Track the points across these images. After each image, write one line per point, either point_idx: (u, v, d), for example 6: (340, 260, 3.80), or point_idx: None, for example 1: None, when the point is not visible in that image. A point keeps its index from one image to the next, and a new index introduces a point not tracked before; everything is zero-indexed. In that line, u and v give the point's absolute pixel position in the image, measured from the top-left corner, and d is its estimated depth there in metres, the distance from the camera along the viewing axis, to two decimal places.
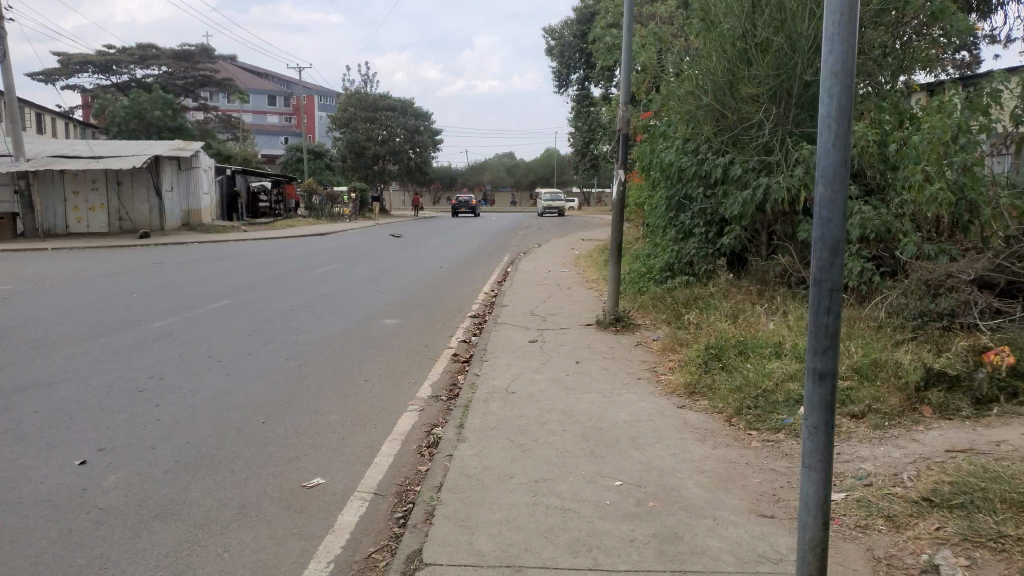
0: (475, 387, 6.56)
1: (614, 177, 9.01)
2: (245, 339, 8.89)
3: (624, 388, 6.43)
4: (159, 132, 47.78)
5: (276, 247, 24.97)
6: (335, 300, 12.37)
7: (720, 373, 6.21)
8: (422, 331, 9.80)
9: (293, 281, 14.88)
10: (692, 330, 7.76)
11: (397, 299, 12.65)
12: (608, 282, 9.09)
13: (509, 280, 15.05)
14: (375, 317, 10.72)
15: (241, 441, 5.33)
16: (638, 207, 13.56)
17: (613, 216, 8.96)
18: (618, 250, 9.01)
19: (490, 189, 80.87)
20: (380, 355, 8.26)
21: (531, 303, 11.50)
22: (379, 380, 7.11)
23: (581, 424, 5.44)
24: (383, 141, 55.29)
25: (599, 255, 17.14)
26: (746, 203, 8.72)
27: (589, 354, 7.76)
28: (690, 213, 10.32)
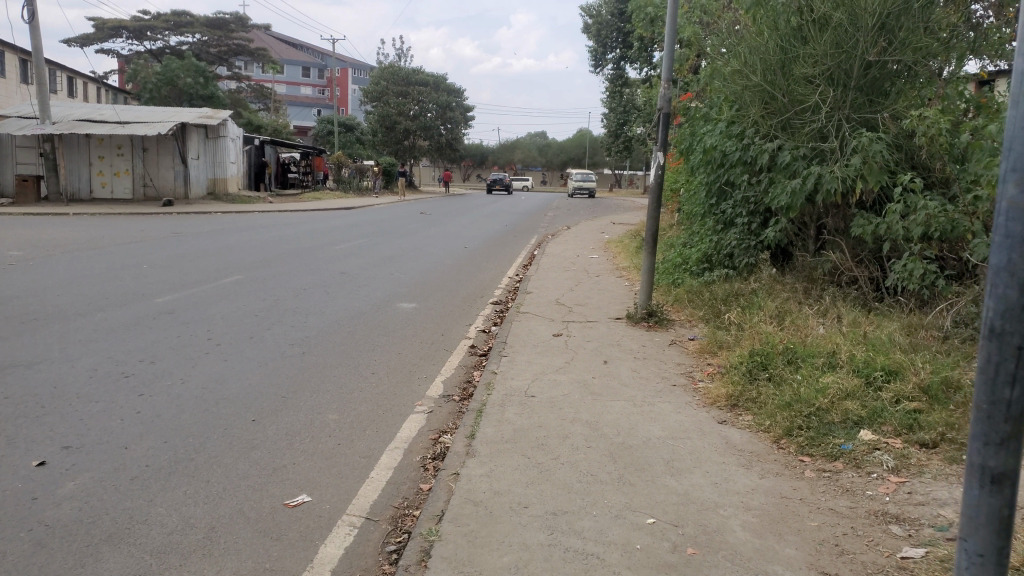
0: (490, 388, 5.91)
1: (652, 160, 8.25)
2: (250, 323, 8.36)
3: (657, 396, 5.74)
4: (190, 99, 47.61)
5: (299, 221, 24.53)
6: (352, 280, 11.81)
7: (766, 386, 5.47)
8: (438, 318, 9.17)
9: (311, 257, 14.34)
10: (732, 331, 7.02)
11: (416, 281, 12.05)
12: (642, 274, 8.38)
13: (535, 265, 14.33)
14: (390, 301, 10.12)
15: (224, 445, 4.78)
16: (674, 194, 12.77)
17: (648, 203, 8.22)
18: (653, 240, 8.27)
19: (521, 169, 79.92)
20: (391, 345, 7.64)
21: (557, 292, 10.81)
22: (386, 374, 6.50)
23: (608, 440, 4.78)
24: (414, 116, 54.57)
25: (631, 242, 16.33)
26: (796, 194, 7.90)
27: (618, 354, 7.08)
28: (731, 201, 9.52)
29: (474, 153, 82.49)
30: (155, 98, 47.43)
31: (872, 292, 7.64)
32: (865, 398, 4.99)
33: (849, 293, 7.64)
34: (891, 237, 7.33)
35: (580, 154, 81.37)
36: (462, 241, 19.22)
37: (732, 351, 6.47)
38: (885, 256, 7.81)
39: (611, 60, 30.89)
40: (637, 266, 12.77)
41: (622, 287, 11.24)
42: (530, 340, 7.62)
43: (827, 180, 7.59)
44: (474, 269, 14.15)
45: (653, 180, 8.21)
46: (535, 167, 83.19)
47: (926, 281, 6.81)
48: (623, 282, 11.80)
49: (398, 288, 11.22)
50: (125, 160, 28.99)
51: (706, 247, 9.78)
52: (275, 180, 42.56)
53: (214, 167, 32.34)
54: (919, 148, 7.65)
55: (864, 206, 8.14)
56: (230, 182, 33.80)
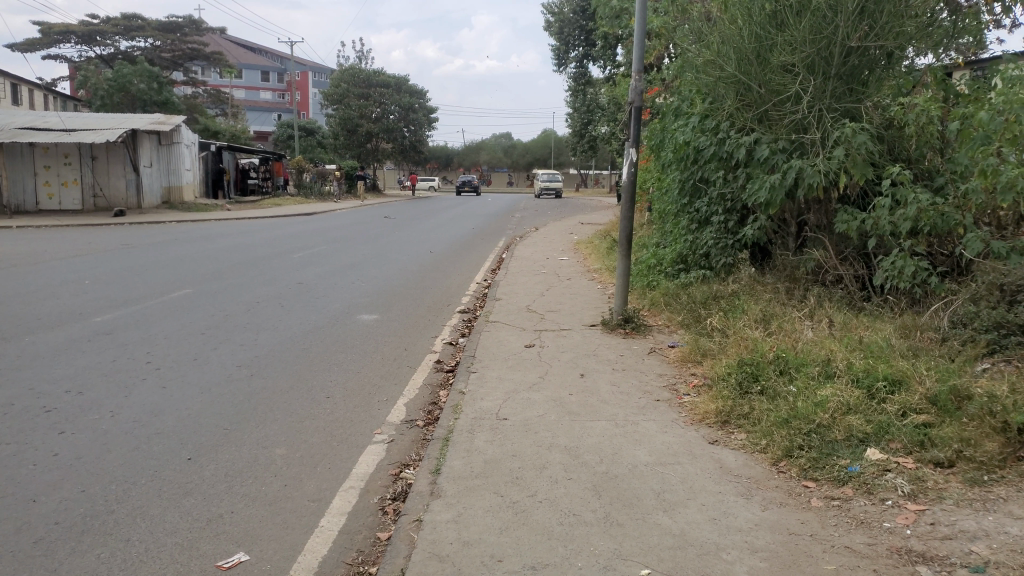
0: (457, 411, 5.37)
1: (625, 156, 7.78)
2: (195, 343, 7.73)
3: (640, 414, 5.24)
4: (144, 106, 46.32)
5: (258, 228, 23.75)
6: (309, 291, 11.18)
7: (759, 401, 4.99)
8: (401, 331, 8.58)
9: (267, 267, 13.64)
10: (716, 337, 6.56)
11: (378, 290, 11.47)
12: (616, 278, 7.91)
13: (503, 269, 13.79)
14: (350, 313, 9.52)
15: (153, 493, 4.23)
16: (646, 192, 12.34)
17: (621, 203, 7.75)
18: (628, 242, 7.81)
19: (487, 170, 79.39)
20: (349, 363, 7.06)
21: (528, 297, 10.30)
22: (342, 398, 5.93)
23: (590, 470, 4.28)
24: (376, 119, 53.77)
25: (601, 242, 15.87)
26: (776, 189, 7.48)
27: (595, 365, 6.57)
28: (706, 199, 9.09)
29: (439, 155, 81.73)
30: (108, 105, 46.04)
31: (858, 292, 7.25)
32: (868, 411, 4.53)
33: (835, 293, 7.24)
34: (877, 233, 6.94)
35: (545, 154, 81.05)
36: (427, 245, 18.60)
37: (717, 360, 6.01)
38: (870, 252, 7.43)
39: (573, 58, 30.45)
40: (609, 268, 12.30)
41: (595, 291, 10.75)
42: (499, 353, 7.09)
43: (808, 174, 7.18)
44: (439, 274, 13.57)
45: (626, 178, 7.73)
46: (500, 167, 82.69)
47: (918, 280, 6.38)
48: (595, 285, 11.32)
49: (359, 298, 10.62)
50: (74, 169, 27.85)
51: (681, 247, 9.35)
52: (234, 186, 41.48)
53: (168, 174, 31.27)
54: (903, 138, 7.27)
55: (846, 200, 7.75)
56: (186, 190, 32.75)
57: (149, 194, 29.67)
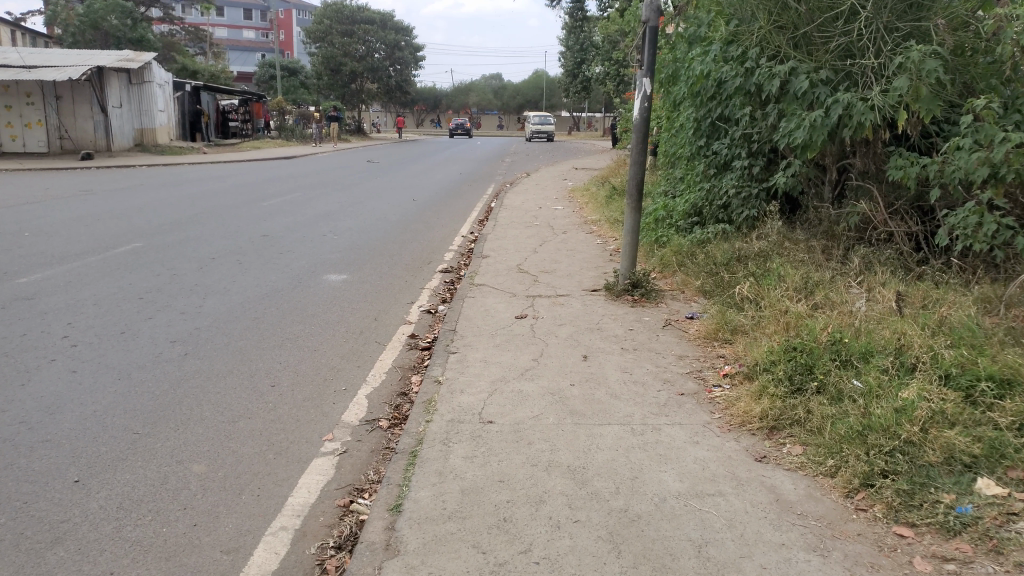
0: (431, 410, 4.23)
1: (638, 88, 6.52)
2: (126, 312, 6.54)
3: (662, 415, 4.12)
4: (115, 43, 44.07)
5: (232, 173, 22.32)
6: (274, 246, 9.96)
7: (819, 403, 3.86)
8: (373, 295, 7.41)
9: (232, 218, 12.36)
10: (747, 310, 5.45)
11: (352, 245, 10.26)
12: (624, 235, 6.75)
13: (492, 220, 12.57)
14: (316, 273, 8.34)
15: (8, 539, 3.07)
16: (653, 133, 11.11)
17: (633, 145, 6.54)
18: (639, 192, 6.61)
19: (477, 113, 77.35)
20: (306, 338, 5.90)
21: (520, 255, 9.11)
22: (291, 388, 4.79)
23: (603, 507, 3.17)
24: (361, 57, 51.58)
25: (599, 190, 14.67)
26: (817, 129, 6.29)
27: (600, 345, 5.44)
28: (728, 140, 7.89)
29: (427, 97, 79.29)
30: (79, 41, 43.86)
31: (910, 251, 6.14)
32: (971, 425, 3.42)
33: (884, 252, 6.13)
34: (940, 181, 5.78)
35: (536, 96, 78.74)
36: (410, 193, 17.31)
37: (755, 343, 4.87)
38: (926, 205, 6.29)
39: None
40: (610, 219, 11.10)
41: (594, 247, 9.57)
42: (485, 327, 5.93)
43: (857, 110, 5.98)
44: (421, 226, 12.35)
45: (638, 115, 6.50)
46: (491, 110, 80.43)
47: (997, 240, 5.26)
48: (594, 240, 10.13)
49: (329, 255, 9.42)
50: (36, 109, 26.13)
51: (698, 197, 8.22)
52: (213, 128, 39.66)
53: (139, 115, 29.55)
54: (973, 68, 6.06)
55: (897, 142, 6.58)
56: (160, 131, 31.06)
57: (118, 136, 28.02)
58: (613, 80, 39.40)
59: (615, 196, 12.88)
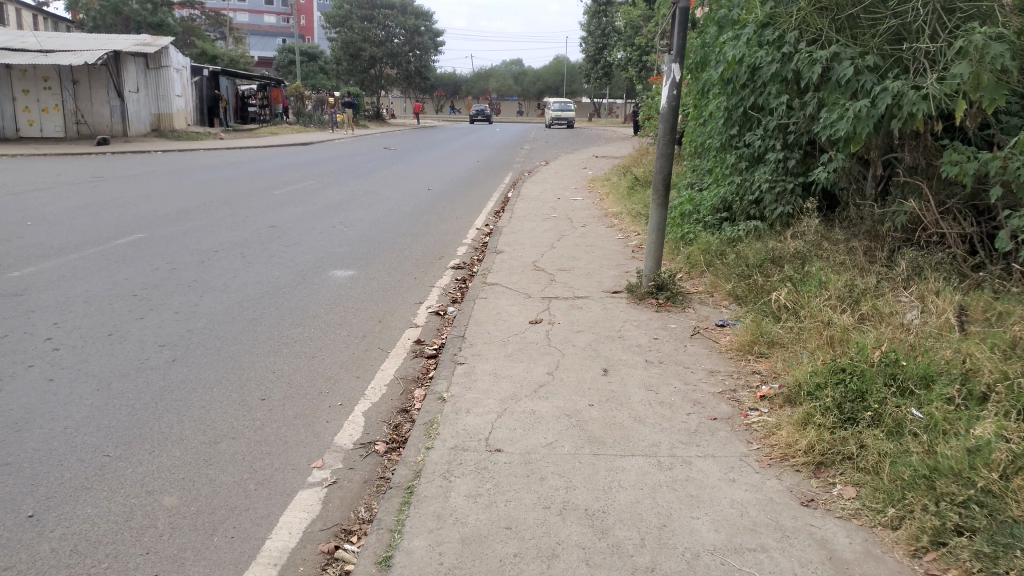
0: (433, 433, 3.78)
1: (667, 74, 6.00)
2: (117, 310, 6.15)
3: (692, 444, 3.66)
4: (135, 28, 43.91)
5: (247, 159, 22.00)
6: (280, 239, 9.56)
7: (874, 436, 3.37)
8: (380, 294, 6.98)
9: (240, 208, 11.99)
10: (784, 321, 4.96)
11: (362, 237, 9.84)
12: (649, 233, 6.26)
13: (508, 212, 12.09)
14: (322, 268, 7.92)
15: None
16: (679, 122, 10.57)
17: (660, 137, 6.04)
18: (666, 187, 6.12)
19: (497, 99, 76.69)
20: (304, 343, 5.47)
21: (537, 251, 8.64)
22: (283, 403, 4.37)
23: (627, 564, 2.72)
24: (380, 42, 51.12)
25: (619, 181, 14.16)
26: (862, 120, 5.75)
27: (622, 356, 4.97)
28: (761, 131, 7.35)
29: (447, 82, 78.72)
30: (100, 25, 43.72)
31: (964, 256, 5.60)
32: None
33: (934, 256, 5.60)
34: (1000, 180, 5.23)
35: (557, 82, 77.86)
36: (426, 182, 16.88)
37: (795, 360, 4.38)
38: (982, 204, 5.74)
39: None
40: (632, 212, 10.58)
41: (615, 243, 9.07)
42: (497, 333, 5.47)
43: (908, 100, 5.43)
44: (435, 218, 11.91)
45: (667, 103, 5.99)
46: (511, 97, 79.73)
47: None
48: (615, 234, 9.64)
49: (337, 248, 9.01)
50: (53, 93, 25.95)
51: (727, 192, 7.70)
52: (232, 113, 39.43)
53: (156, 100, 29.31)
54: None
55: (950, 135, 6.01)
56: (177, 116, 30.83)
57: (135, 121, 27.81)
58: (636, 66, 38.68)
59: (637, 187, 12.34)
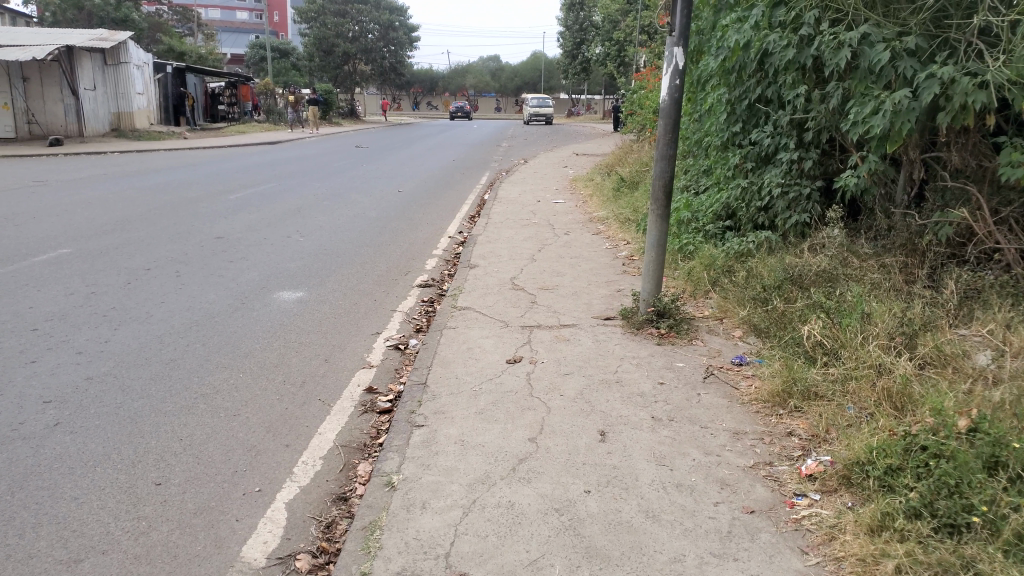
0: (372, 547, 2.78)
1: (668, 59, 5.01)
2: (5, 351, 5.06)
3: (727, 558, 2.68)
4: (97, 24, 42.29)
5: (208, 160, 20.80)
6: (225, 253, 8.46)
7: (987, 555, 2.41)
8: (330, 323, 5.94)
9: (188, 216, 10.86)
10: (825, 368, 4.03)
11: (318, 249, 8.77)
12: (647, 250, 5.29)
13: (484, 217, 11.08)
14: (265, 290, 6.87)
15: None
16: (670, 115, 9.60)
17: (661, 136, 5.07)
18: (666, 196, 5.15)
19: (474, 96, 75.63)
20: (227, 395, 4.43)
21: (515, 265, 7.63)
22: (181, 491, 3.33)
23: None
24: (353, 38, 49.77)
25: (604, 181, 13.22)
26: (900, 115, 4.81)
27: (620, 411, 3.98)
28: (771, 127, 6.40)
29: (423, 79, 77.39)
30: (59, 21, 41.90)
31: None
32: None
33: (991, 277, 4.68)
34: None
35: (535, 78, 76.82)
36: (396, 183, 15.81)
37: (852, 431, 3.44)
38: None
39: None
40: (619, 218, 9.60)
41: (602, 254, 8.08)
42: (466, 377, 4.46)
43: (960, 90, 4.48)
44: (403, 225, 10.85)
45: (668, 94, 5.01)
46: (488, 93, 78.62)
47: None
48: (602, 243, 8.68)
49: (288, 263, 7.96)
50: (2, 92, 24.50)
51: (731, 197, 6.77)
52: (199, 112, 37.98)
53: (115, 98, 27.87)
54: None
55: (1001, 130, 5.07)
56: (139, 115, 29.43)
57: (92, 120, 26.37)
58: (613, 61, 37.84)
59: (623, 189, 11.37)
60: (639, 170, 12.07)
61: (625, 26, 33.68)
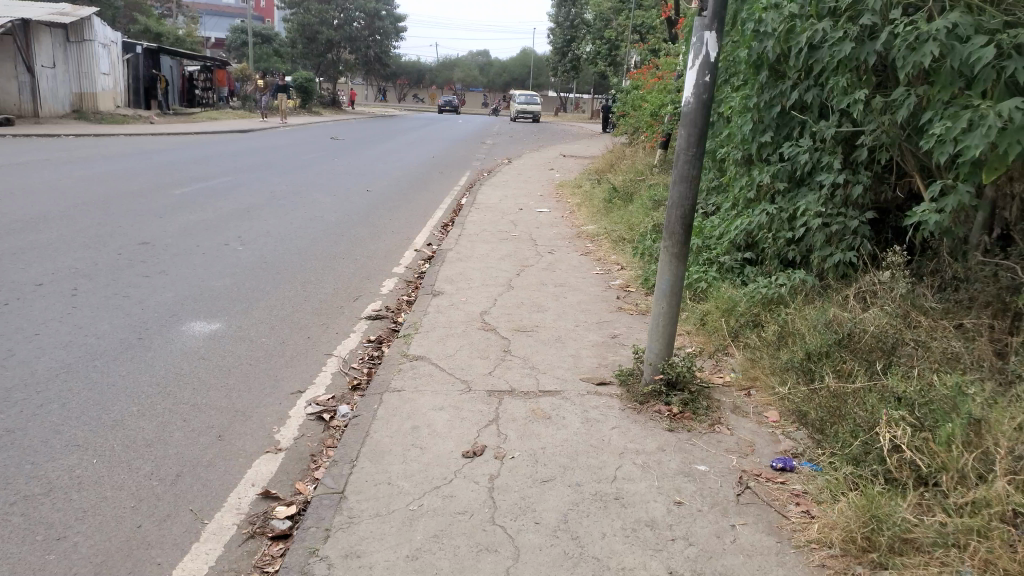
0: None
1: (694, 48, 3.72)
2: None
3: None
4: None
5: (167, 147, 19.21)
6: (143, 264, 7.08)
7: None
8: (240, 371, 4.62)
9: (117, 213, 9.45)
10: (926, 504, 2.75)
11: (257, 263, 7.44)
12: (656, 300, 4.02)
13: (458, 226, 9.77)
14: (173, 320, 5.51)
15: None
16: None
17: (681, 151, 3.81)
18: (684, 229, 3.87)
19: (461, 90, 74.30)
20: (59, 501, 3.10)
21: (487, 293, 6.33)
22: None
23: None
24: (337, 25, 48.08)
25: (593, 188, 11.97)
26: (1004, 134, 3.61)
27: (623, 559, 2.70)
28: (809, 141, 5.19)
29: (409, 71, 75.76)
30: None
31: None
32: None
33: None
34: None
35: (522, 74, 75.47)
36: (365, 181, 14.44)
37: None
38: None
39: None
40: (611, 237, 8.33)
41: (591, 282, 6.81)
42: (403, 483, 3.17)
43: None
44: (365, 232, 9.51)
45: (693, 95, 3.73)
46: (475, 87, 77.16)
47: None
48: (591, 267, 7.41)
49: (214, 282, 6.61)
50: None
51: (753, 225, 5.57)
52: (172, 95, 36.28)
53: (76, 77, 26.17)
54: None
55: None
56: (102, 96, 27.66)
57: (49, 99, 24.69)
58: (603, 60, 36.90)
59: (615, 201, 10.12)
60: (632, 179, 10.82)
61: (616, 26, 32.86)
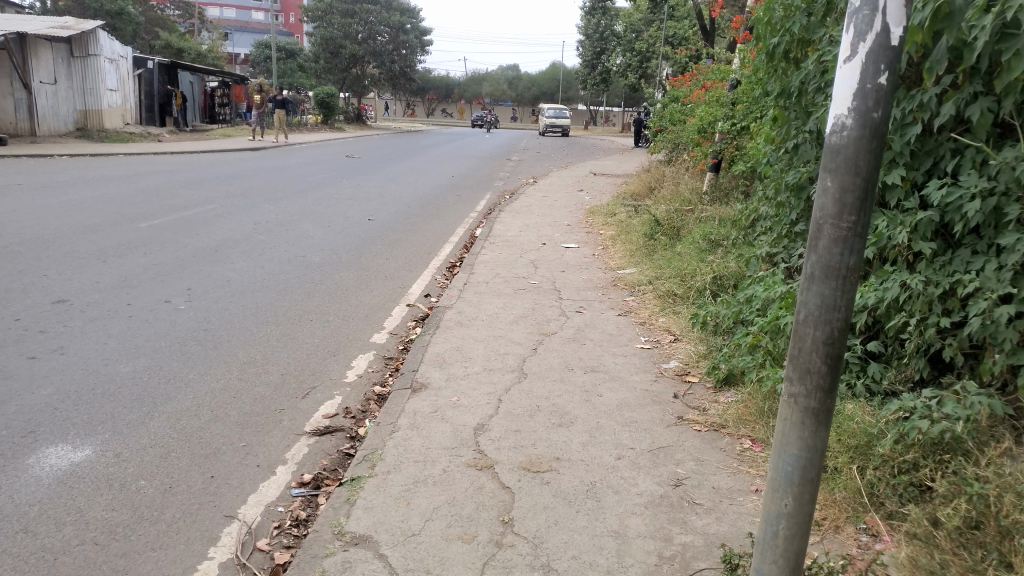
0: None
1: (858, 19, 1.87)
2: None
3: None
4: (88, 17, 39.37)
5: (164, 169, 17.69)
6: (39, 336, 5.37)
7: None
8: (69, 564, 2.84)
9: (50, 257, 7.80)
10: None
11: (194, 333, 5.69)
12: (780, 490, 2.17)
13: (466, 269, 7.96)
14: (22, 444, 3.76)
15: None
16: (762, 135, 6.44)
17: (827, 222, 1.95)
18: (837, 367, 2.01)
19: (491, 104, 73.01)
20: None
21: (489, 387, 4.50)
22: None
23: None
24: (362, 40, 46.80)
25: (632, 217, 10.08)
26: None
27: None
28: (984, 178, 3.30)
29: (438, 85, 74.58)
30: (47, 10, 38.94)
31: None
32: None
33: None
34: None
35: (552, 87, 73.86)
36: (370, 208, 12.73)
37: None
38: None
39: None
40: (658, 291, 6.46)
41: (636, 365, 4.94)
42: None
43: None
44: (351, 276, 7.75)
45: (852, 113, 1.88)
46: (504, 101, 75.76)
47: None
48: (632, 338, 5.53)
49: (120, 368, 4.86)
50: None
51: (881, 303, 3.70)
52: (191, 111, 35.13)
53: (82, 94, 24.98)
54: None
55: None
56: (110, 114, 26.43)
57: (49, 117, 23.46)
58: (636, 71, 35.11)
59: (659, 238, 8.24)
60: (678, 209, 8.92)
61: (650, 34, 31.09)
